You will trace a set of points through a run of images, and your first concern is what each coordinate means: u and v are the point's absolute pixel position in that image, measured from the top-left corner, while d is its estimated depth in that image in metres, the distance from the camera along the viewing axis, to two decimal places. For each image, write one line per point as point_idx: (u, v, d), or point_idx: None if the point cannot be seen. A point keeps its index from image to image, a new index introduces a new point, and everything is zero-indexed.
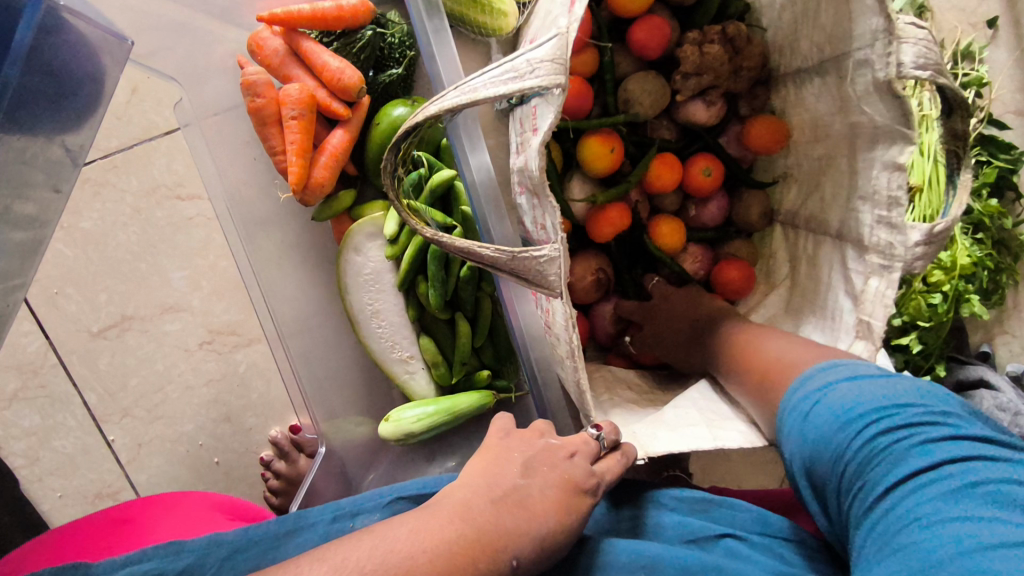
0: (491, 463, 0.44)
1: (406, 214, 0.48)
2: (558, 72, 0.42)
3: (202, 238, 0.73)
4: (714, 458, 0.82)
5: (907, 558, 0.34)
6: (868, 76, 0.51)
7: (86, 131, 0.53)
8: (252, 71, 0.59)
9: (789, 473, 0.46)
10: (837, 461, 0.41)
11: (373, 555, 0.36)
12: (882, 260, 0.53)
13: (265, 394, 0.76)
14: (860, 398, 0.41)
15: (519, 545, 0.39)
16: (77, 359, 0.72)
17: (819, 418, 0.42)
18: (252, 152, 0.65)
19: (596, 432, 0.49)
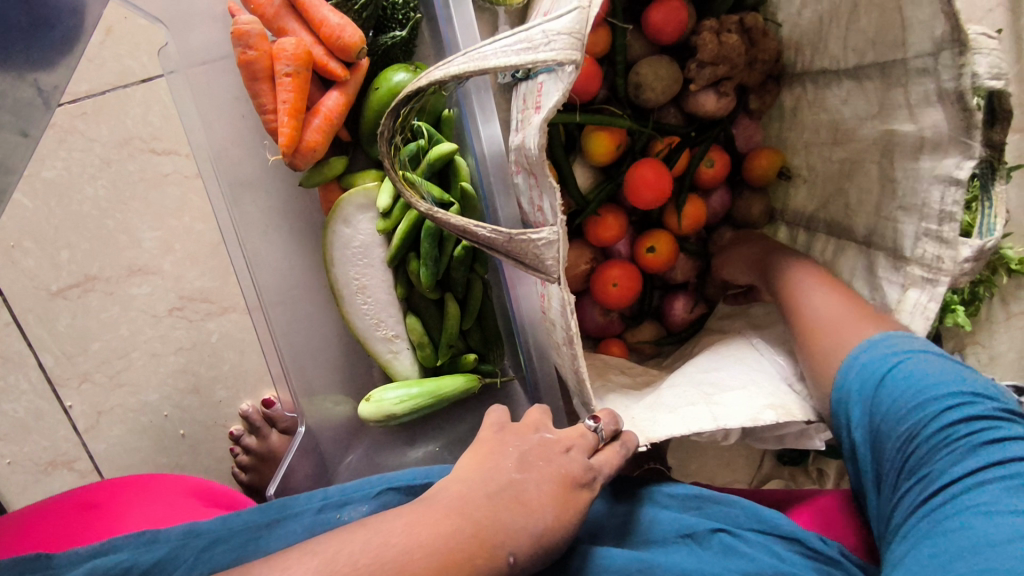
0: (486, 456, 0.41)
1: (401, 185, 0.44)
2: (574, 48, 0.38)
3: (177, 197, 0.68)
4: (690, 452, 0.82)
5: (958, 542, 0.35)
6: (930, 84, 0.49)
7: (62, 69, 0.48)
8: (245, 20, 0.54)
9: (846, 443, 0.46)
10: (907, 440, 0.41)
11: (367, 548, 0.33)
12: (925, 275, 0.52)
13: (237, 366, 0.72)
14: (938, 379, 0.42)
15: (517, 542, 0.37)
16: (33, 318, 0.67)
17: (894, 390, 0.43)
18: (241, 109, 0.60)
19: (594, 423, 0.47)
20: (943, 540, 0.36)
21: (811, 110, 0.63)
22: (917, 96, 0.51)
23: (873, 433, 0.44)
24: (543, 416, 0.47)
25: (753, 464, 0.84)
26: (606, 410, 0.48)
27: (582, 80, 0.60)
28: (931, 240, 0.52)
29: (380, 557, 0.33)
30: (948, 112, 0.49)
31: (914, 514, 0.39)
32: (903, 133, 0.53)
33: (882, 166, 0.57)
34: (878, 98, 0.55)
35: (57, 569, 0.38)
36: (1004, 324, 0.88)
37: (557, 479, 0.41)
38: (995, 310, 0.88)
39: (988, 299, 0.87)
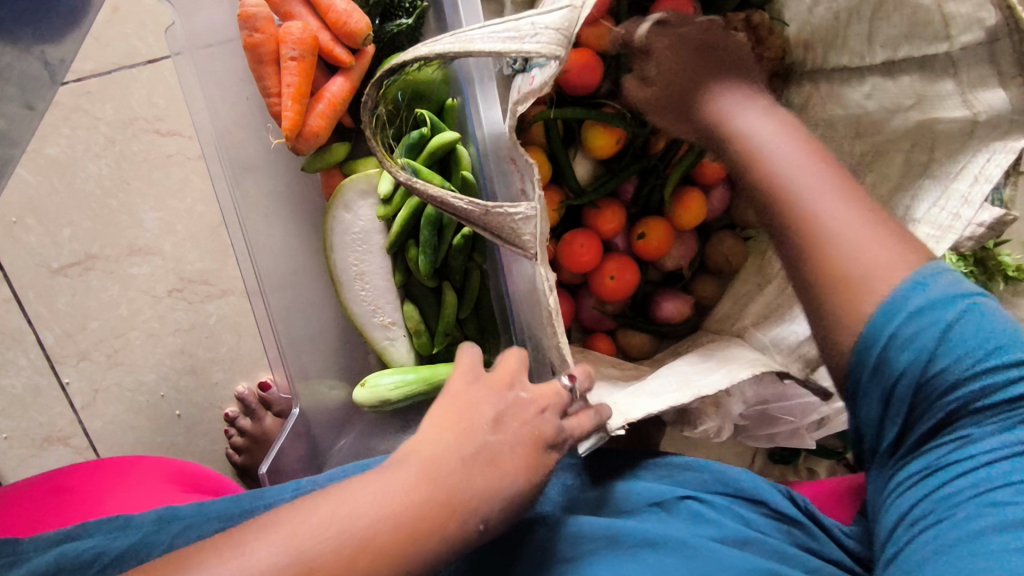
0: (455, 420, 0.38)
1: (380, 153, 0.44)
2: (560, 43, 0.38)
3: (179, 178, 0.68)
4: (683, 447, 0.82)
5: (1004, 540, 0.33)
6: (988, 70, 0.50)
7: (69, 45, 0.48)
8: (251, 3, 0.55)
9: (861, 378, 0.38)
10: (961, 407, 0.35)
11: (332, 520, 0.33)
12: (933, 232, 0.52)
13: (234, 348, 0.73)
14: (994, 334, 0.35)
15: (488, 508, 0.36)
16: (33, 295, 0.67)
17: (960, 348, 0.35)
18: (244, 91, 0.60)
19: (568, 382, 0.44)
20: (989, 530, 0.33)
21: (823, 107, 0.62)
22: (973, 79, 0.51)
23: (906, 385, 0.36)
24: (518, 367, 0.42)
25: (746, 461, 0.84)
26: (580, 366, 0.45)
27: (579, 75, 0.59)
28: (953, 198, 0.52)
29: (340, 529, 0.33)
30: (1012, 93, 0.49)
31: (944, 484, 0.36)
32: (948, 120, 0.54)
33: (911, 154, 0.58)
34: (916, 89, 0.55)
35: (22, 557, 0.39)
36: None
37: (528, 439, 0.39)
38: None
39: None
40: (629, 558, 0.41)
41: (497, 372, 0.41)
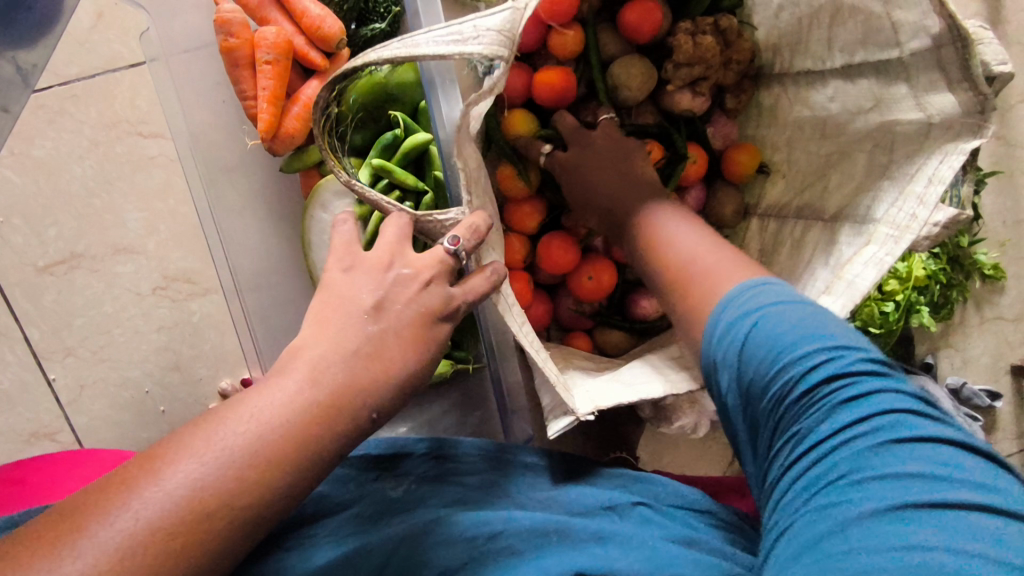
0: (328, 319, 0.38)
1: (326, 154, 0.45)
2: (501, 44, 0.41)
3: (162, 179, 0.70)
4: (662, 445, 0.83)
5: (817, 525, 0.31)
6: (937, 75, 0.51)
7: (41, 48, 0.50)
8: (227, 9, 0.57)
9: (719, 404, 0.41)
10: (774, 401, 0.36)
11: (239, 432, 0.34)
12: (892, 231, 0.52)
13: (217, 345, 0.74)
14: (807, 331, 0.36)
15: (378, 398, 0.37)
16: (20, 293, 0.69)
17: (754, 349, 0.37)
18: (221, 94, 0.62)
19: (453, 247, 0.43)
20: (810, 521, 0.32)
21: (791, 108, 0.64)
22: (925, 83, 0.52)
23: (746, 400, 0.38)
24: (398, 243, 0.43)
25: (725, 458, 0.85)
26: (463, 226, 0.44)
27: (549, 83, 0.59)
28: (910, 199, 0.52)
29: (226, 450, 0.33)
30: (960, 98, 0.50)
31: (787, 486, 0.35)
32: (907, 122, 0.55)
33: (872, 155, 0.58)
34: (874, 92, 0.57)
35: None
36: (978, 328, 0.89)
37: (412, 322, 0.40)
38: (968, 314, 0.89)
39: (962, 302, 0.88)
40: (580, 548, 0.43)
41: (377, 252, 0.42)
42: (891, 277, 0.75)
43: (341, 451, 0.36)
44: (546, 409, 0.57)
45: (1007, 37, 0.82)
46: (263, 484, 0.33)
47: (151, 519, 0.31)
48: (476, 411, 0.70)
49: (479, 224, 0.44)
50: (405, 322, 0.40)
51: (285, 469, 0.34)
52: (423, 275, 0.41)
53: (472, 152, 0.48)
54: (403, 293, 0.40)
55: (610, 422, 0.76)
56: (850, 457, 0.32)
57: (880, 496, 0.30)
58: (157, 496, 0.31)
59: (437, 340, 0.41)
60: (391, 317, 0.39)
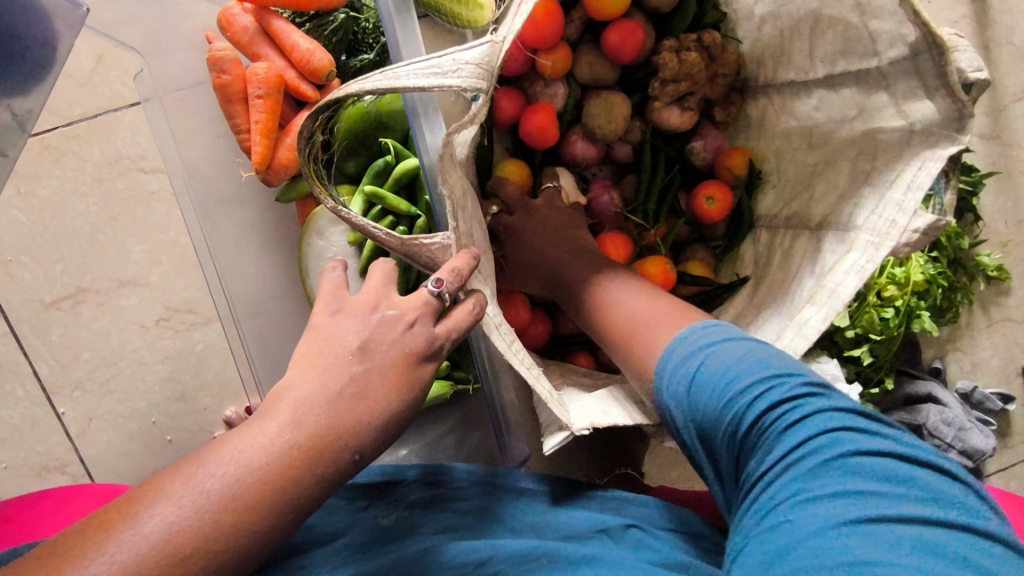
0: (315, 358, 0.40)
1: (313, 183, 0.46)
2: (479, 76, 0.42)
3: (163, 213, 0.72)
4: (668, 459, 0.82)
5: (778, 543, 0.32)
6: (915, 83, 0.51)
7: (38, 96, 0.53)
8: (218, 48, 0.59)
9: (683, 443, 0.43)
10: (731, 429, 0.38)
11: (221, 475, 0.35)
12: (873, 239, 0.52)
13: (221, 374, 0.75)
14: (747, 368, 0.39)
15: (359, 440, 0.39)
16: (29, 328, 0.71)
17: (703, 383, 0.40)
18: (216, 129, 0.64)
19: (436, 289, 0.44)
20: (779, 535, 0.33)
21: (778, 119, 0.64)
22: (904, 90, 0.52)
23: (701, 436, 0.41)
24: (384, 288, 0.44)
25: None
26: (446, 268, 0.44)
27: (539, 119, 0.61)
28: (889, 206, 0.52)
29: (204, 492, 0.34)
30: (938, 104, 0.49)
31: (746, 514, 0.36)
32: (889, 130, 0.54)
33: (857, 162, 0.58)
34: (857, 101, 0.56)
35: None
36: (986, 330, 0.88)
37: (395, 361, 0.41)
38: (975, 316, 0.88)
39: (968, 305, 0.87)
40: (566, 569, 0.44)
41: (362, 296, 0.43)
42: (889, 283, 0.74)
43: (318, 494, 0.38)
44: (545, 424, 0.57)
45: (996, 39, 0.83)
46: (239, 527, 0.35)
47: (128, 561, 0.32)
48: (476, 432, 0.70)
49: (462, 267, 0.45)
50: (390, 360, 0.41)
51: (262, 514, 0.35)
52: (406, 315, 0.43)
53: (458, 178, 0.49)
54: (388, 333, 0.42)
55: (614, 437, 0.75)
56: (796, 475, 0.34)
57: (834, 516, 0.31)
58: (134, 539, 0.33)
59: (419, 380, 0.42)
60: (377, 358, 0.41)
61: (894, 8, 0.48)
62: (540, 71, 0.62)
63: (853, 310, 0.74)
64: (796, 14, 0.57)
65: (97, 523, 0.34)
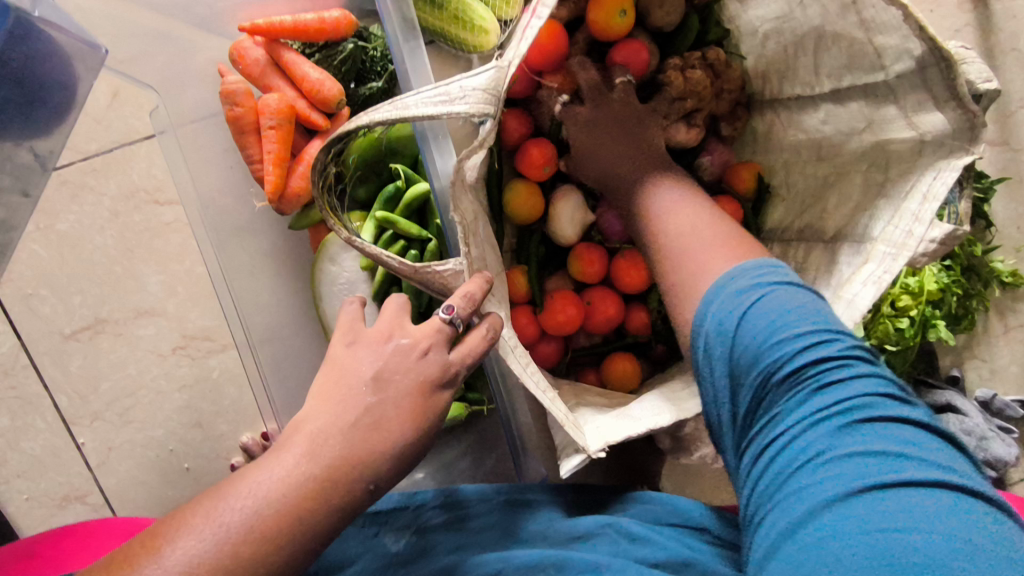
0: (332, 391, 0.41)
1: (326, 213, 0.47)
2: (486, 102, 0.43)
3: (179, 243, 0.73)
4: (686, 474, 0.81)
5: (812, 501, 0.35)
6: (924, 95, 0.51)
7: (56, 137, 0.57)
8: (231, 81, 0.60)
9: (705, 375, 0.44)
10: (766, 378, 0.39)
11: (242, 508, 0.36)
12: (889, 250, 0.52)
13: (237, 401, 0.76)
14: (797, 319, 0.40)
15: (375, 469, 0.39)
16: (49, 360, 0.72)
17: (748, 327, 0.41)
18: (230, 161, 0.65)
19: (448, 316, 0.44)
20: (804, 497, 0.36)
21: (785, 131, 0.64)
22: (913, 103, 0.52)
23: (735, 372, 0.41)
24: (399, 317, 0.44)
25: None
26: (458, 294, 0.45)
27: (534, 155, 0.62)
28: (905, 217, 0.52)
29: (225, 525, 0.35)
30: (949, 115, 0.50)
31: (768, 452, 0.39)
32: (899, 141, 0.54)
33: (869, 174, 0.57)
34: (865, 114, 0.56)
35: None
36: (1004, 336, 0.87)
37: (410, 391, 0.41)
38: (992, 323, 0.87)
39: (983, 311, 0.86)
40: None
41: (377, 326, 0.44)
42: (903, 292, 0.74)
43: (334, 526, 0.38)
44: (559, 446, 0.57)
45: (1000, 46, 0.83)
46: (260, 559, 0.35)
47: None
48: (492, 454, 0.70)
49: (474, 292, 0.45)
50: (404, 390, 0.41)
51: (280, 545, 0.36)
52: (420, 343, 0.43)
53: (469, 203, 0.50)
54: (402, 362, 0.42)
55: (632, 457, 0.75)
56: (828, 435, 0.36)
57: (852, 482, 0.34)
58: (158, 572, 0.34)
59: (435, 407, 0.42)
60: (391, 388, 0.41)
61: (898, 23, 0.49)
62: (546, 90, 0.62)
63: (868, 321, 0.74)
64: (800, 30, 0.57)
65: (125, 557, 0.35)
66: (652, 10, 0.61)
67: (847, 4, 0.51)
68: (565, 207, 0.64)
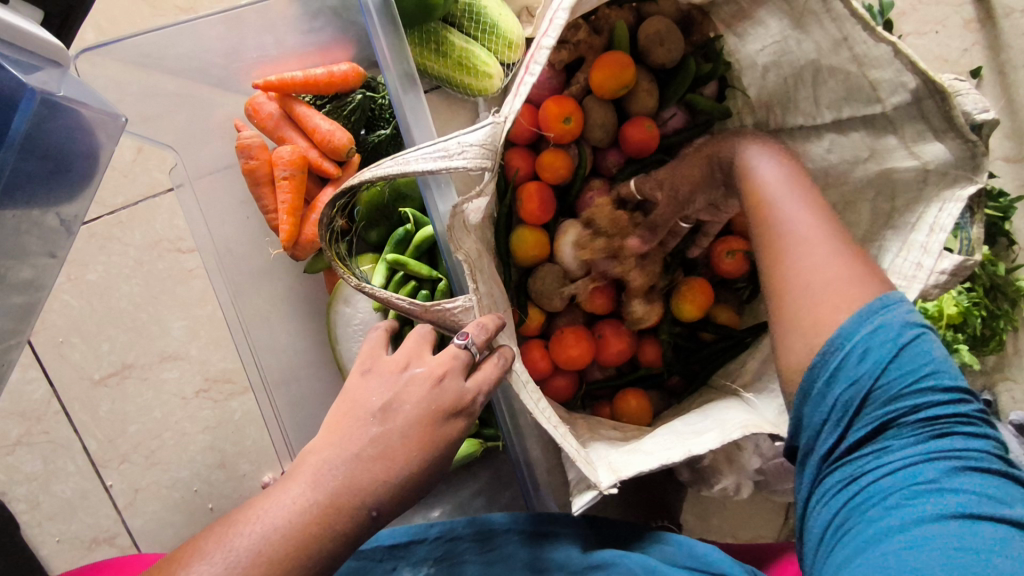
0: (341, 423, 0.42)
1: (335, 263, 0.49)
2: (484, 157, 0.44)
3: (200, 289, 0.76)
4: (710, 506, 0.78)
5: (911, 520, 0.39)
6: (923, 126, 0.51)
7: (81, 202, 0.57)
8: (247, 135, 0.63)
9: (813, 395, 0.45)
10: (900, 408, 0.42)
11: (251, 536, 0.38)
12: (900, 284, 0.51)
13: (258, 440, 0.77)
14: (937, 368, 0.42)
15: (376, 496, 0.40)
16: (79, 406, 0.74)
17: (902, 362, 0.42)
18: (246, 212, 0.68)
19: (464, 342, 0.44)
20: (906, 519, 0.39)
21: None
22: (912, 133, 0.52)
23: (862, 397, 0.43)
24: (419, 347, 0.45)
25: (779, 519, 0.79)
26: (471, 324, 0.44)
27: (532, 196, 0.63)
28: (913, 249, 0.51)
29: (233, 553, 0.37)
30: (950, 145, 0.50)
31: (872, 479, 0.41)
32: (902, 171, 0.54)
33: (876, 204, 0.57)
34: (868, 144, 0.56)
35: None
36: None
37: (415, 421, 0.41)
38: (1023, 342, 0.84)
39: (1013, 332, 0.84)
40: None
41: (395, 355, 0.44)
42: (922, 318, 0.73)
43: (338, 550, 0.39)
44: (574, 481, 0.56)
45: (1012, 63, 0.81)
46: None
47: None
48: (507, 490, 0.70)
49: (488, 322, 0.45)
50: (411, 421, 0.42)
51: (287, 569, 0.37)
52: (435, 372, 0.43)
53: (473, 242, 0.50)
54: (416, 392, 0.42)
55: (654, 488, 0.74)
56: (945, 474, 0.40)
57: (951, 509, 0.38)
58: None
59: (443, 439, 0.42)
60: (396, 419, 0.42)
61: (890, 58, 0.49)
62: (541, 171, 0.64)
63: None
64: (797, 63, 0.57)
65: None
66: (653, 47, 0.61)
67: (839, 41, 0.51)
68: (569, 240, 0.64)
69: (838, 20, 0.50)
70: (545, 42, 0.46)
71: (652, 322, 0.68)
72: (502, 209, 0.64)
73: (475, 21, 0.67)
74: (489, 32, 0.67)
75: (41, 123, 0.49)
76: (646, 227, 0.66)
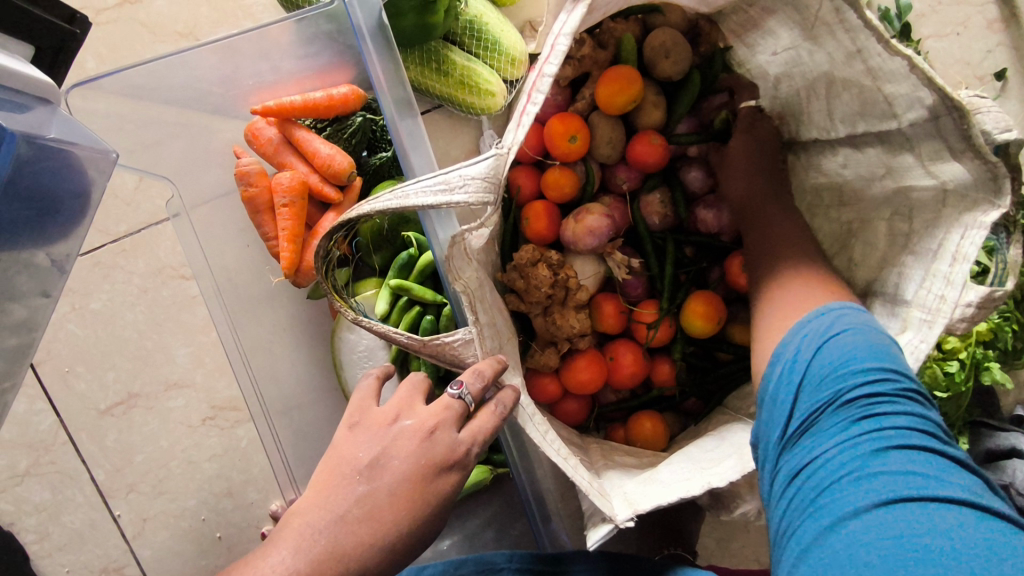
0: (328, 480, 0.43)
1: (332, 295, 0.47)
2: (485, 190, 0.43)
3: (205, 316, 0.75)
4: (730, 531, 0.76)
5: (838, 509, 0.37)
6: (940, 144, 0.47)
7: (72, 240, 0.56)
8: (246, 162, 0.62)
9: (764, 401, 0.46)
10: (826, 397, 0.41)
11: None
12: (924, 316, 0.49)
13: (265, 468, 0.76)
14: (865, 354, 0.41)
15: (360, 561, 0.41)
16: (86, 436, 0.74)
17: (826, 354, 0.42)
18: (247, 239, 0.67)
19: (458, 391, 0.44)
20: (835, 509, 0.37)
21: (806, 173, 0.62)
22: (929, 151, 0.49)
23: (794, 393, 0.43)
24: (409, 397, 0.46)
25: None
26: (468, 372, 0.44)
27: (538, 213, 0.61)
28: (936, 279, 0.49)
29: None
30: (969, 165, 0.46)
31: (808, 474, 0.40)
32: (921, 189, 0.51)
33: (893, 223, 0.54)
34: (883, 160, 0.53)
35: None
36: None
37: (400, 480, 0.43)
38: None
39: None
40: None
41: (384, 408, 0.46)
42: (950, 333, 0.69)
43: None
44: (585, 513, 0.54)
45: None
46: None
47: None
48: (517, 519, 0.68)
49: (484, 368, 0.44)
50: (397, 478, 0.43)
51: None
52: (425, 424, 0.44)
53: (475, 271, 0.48)
54: (402, 446, 0.43)
55: (669, 516, 0.72)
56: (869, 458, 0.38)
57: (877, 493, 0.36)
58: None
59: (435, 491, 0.43)
60: (382, 476, 0.43)
61: (906, 72, 0.45)
62: (545, 189, 0.62)
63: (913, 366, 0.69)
64: (810, 74, 0.54)
65: None
66: (658, 60, 0.60)
67: (853, 53, 0.48)
68: (577, 259, 0.62)
69: (851, 32, 0.46)
70: (547, 69, 0.44)
71: (667, 339, 0.65)
72: (508, 227, 0.63)
73: (477, 38, 0.65)
74: (490, 50, 0.65)
75: (21, 167, 0.48)
76: (652, 242, 0.65)
